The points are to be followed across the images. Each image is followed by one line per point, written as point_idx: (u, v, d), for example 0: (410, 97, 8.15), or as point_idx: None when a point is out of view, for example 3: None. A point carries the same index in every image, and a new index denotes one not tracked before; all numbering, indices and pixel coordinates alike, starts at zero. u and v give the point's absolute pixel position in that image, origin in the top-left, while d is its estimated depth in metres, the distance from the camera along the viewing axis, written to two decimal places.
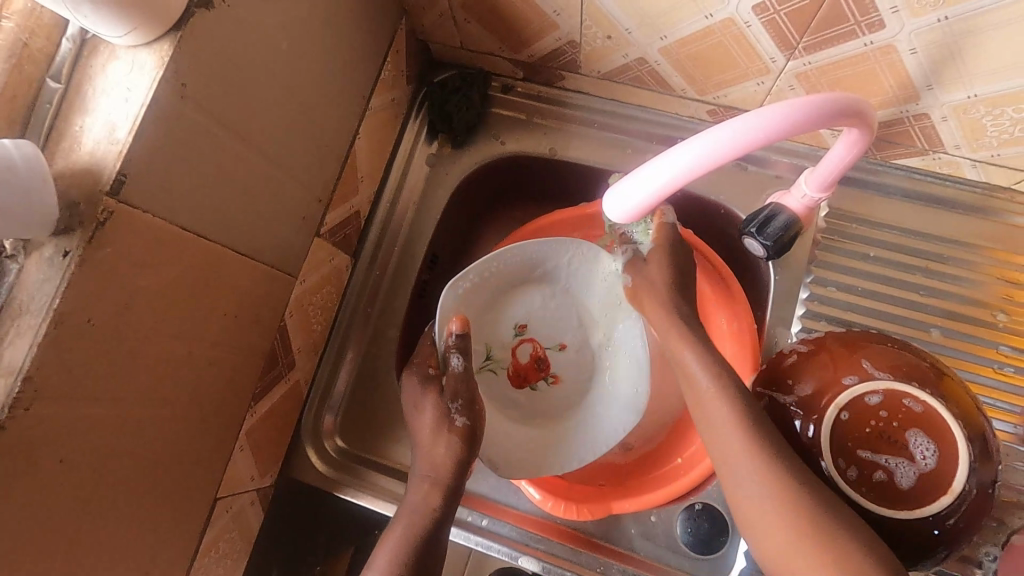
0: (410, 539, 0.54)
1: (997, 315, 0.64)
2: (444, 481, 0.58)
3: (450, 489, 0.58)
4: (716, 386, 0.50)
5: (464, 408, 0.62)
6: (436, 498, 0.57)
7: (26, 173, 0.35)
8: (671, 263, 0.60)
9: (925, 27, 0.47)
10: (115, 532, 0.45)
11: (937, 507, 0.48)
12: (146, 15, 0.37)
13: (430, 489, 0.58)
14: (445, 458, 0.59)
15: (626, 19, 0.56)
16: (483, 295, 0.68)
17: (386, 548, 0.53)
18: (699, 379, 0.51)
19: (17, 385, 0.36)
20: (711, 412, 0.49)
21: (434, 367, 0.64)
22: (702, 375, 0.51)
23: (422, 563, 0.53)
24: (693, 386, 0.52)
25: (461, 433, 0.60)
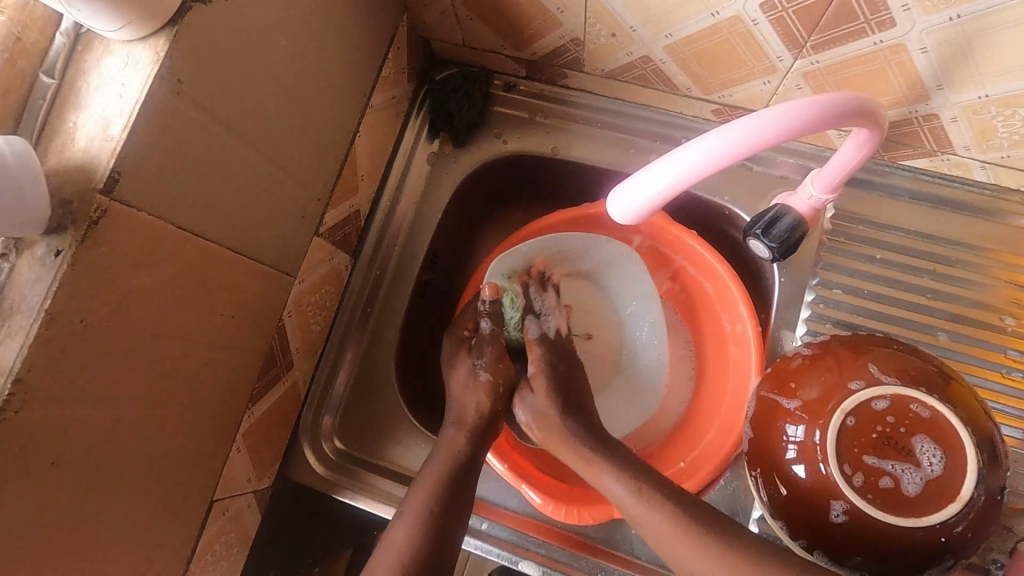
0: (441, 474, 0.56)
1: (1005, 319, 0.63)
2: (468, 428, 0.61)
3: (479, 433, 0.60)
4: (640, 501, 0.53)
5: (490, 366, 0.64)
6: (461, 439, 0.59)
7: (16, 169, 0.34)
8: (563, 394, 0.62)
9: (937, 26, 0.46)
10: (109, 536, 0.44)
11: (945, 514, 0.47)
12: (140, 9, 0.36)
13: (456, 434, 0.60)
14: (470, 407, 0.62)
15: (631, 17, 0.55)
16: (522, 273, 0.70)
17: (421, 484, 0.56)
18: (620, 496, 0.54)
19: (8, 387, 0.36)
20: (649, 527, 0.52)
21: (469, 329, 0.67)
22: (621, 491, 0.54)
23: (455, 496, 0.55)
24: (617, 502, 0.55)
25: (492, 388, 0.63)
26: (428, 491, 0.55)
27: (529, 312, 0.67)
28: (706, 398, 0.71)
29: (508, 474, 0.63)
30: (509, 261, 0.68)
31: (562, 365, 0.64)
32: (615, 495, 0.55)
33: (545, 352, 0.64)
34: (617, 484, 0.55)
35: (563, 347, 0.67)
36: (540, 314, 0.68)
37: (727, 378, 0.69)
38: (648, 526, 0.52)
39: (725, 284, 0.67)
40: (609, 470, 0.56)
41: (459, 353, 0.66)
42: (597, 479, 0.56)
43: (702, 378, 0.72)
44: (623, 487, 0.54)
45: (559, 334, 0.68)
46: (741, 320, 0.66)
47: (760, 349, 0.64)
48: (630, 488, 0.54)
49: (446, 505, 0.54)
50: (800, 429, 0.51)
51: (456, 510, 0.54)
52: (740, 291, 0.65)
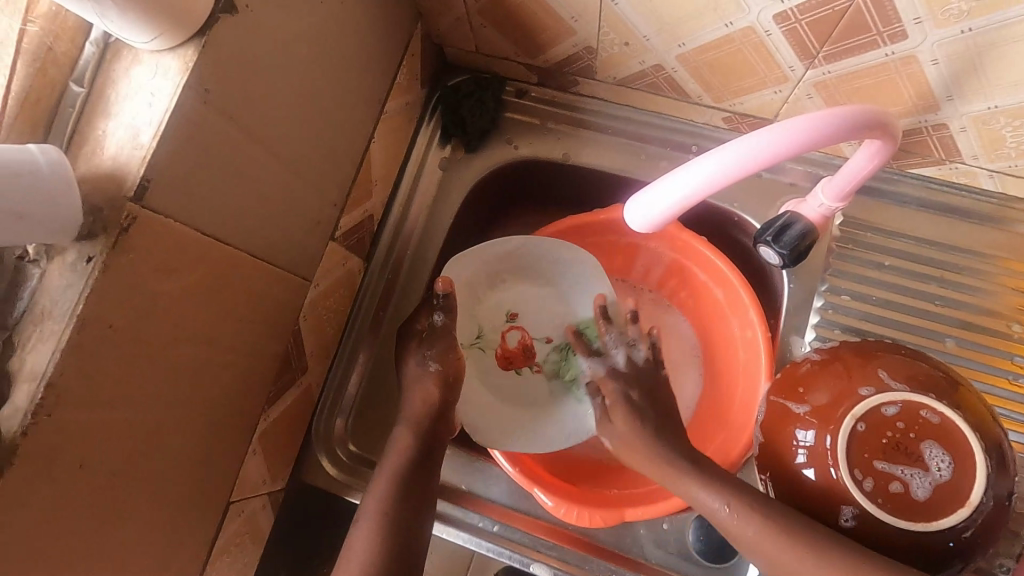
0: (392, 476, 0.58)
1: (1012, 326, 0.63)
2: (421, 426, 0.62)
3: (431, 430, 0.62)
4: (736, 513, 0.55)
5: (439, 360, 0.65)
6: (408, 437, 0.61)
7: (50, 177, 0.35)
8: (646, 417, 0.63)
9: (949, 39, 0.46)
10: (132, 537, 0.45)
11: (953, 519, 0.48)
12: (171, 19, 0.37)
13: (405, 429, 0.62)
14: (427, 399, 0.63)
15: (645, 26, 0.56)
16: (479, 278, 0.72)
17: (377, 486, 0.58)
18: (716, 511, 0.56)
19: (40, 390, 0.36)
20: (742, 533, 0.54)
21: (422, 324, 0.66)
22: (717, 505, 0.56)
23: (410, 497, 0.58)
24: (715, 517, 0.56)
25: (439, 386, 0.64)
26: (384, 491, 0.58)
27: (591, 355, 0.70)
28: (715, 402, 0.72)
29: (519, 477, 0.63)
30: (466, 263, 0.70)
31: (634, 392, 0.65)
32: (711, 509, 0.56)
33: (618, 387, 0.65)
34: (708, 495, 0.57)
35: (640, 376, 0.66)
36: (610, 347, 0.69)
37: (737, 382, 0.69)
38: (741, 537, 0.54)
39: (734, 289, 0.68)
40: (698, 483, 0.58)
41: (410, 345, 0.66)
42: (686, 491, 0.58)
43: (710, 383, 0.73)
44: (718, 498, 0.56)
45: (633, 367, 0.67)
46: (750, 326, 0.67)
47: (769, 354, 0.64)
48: (724, 503, 0.55)
49: (406, 507, 0.57)
50: (809, 434, 0.52)
51: (415, 510, 0.57)
52: (749, 296, 0.66)
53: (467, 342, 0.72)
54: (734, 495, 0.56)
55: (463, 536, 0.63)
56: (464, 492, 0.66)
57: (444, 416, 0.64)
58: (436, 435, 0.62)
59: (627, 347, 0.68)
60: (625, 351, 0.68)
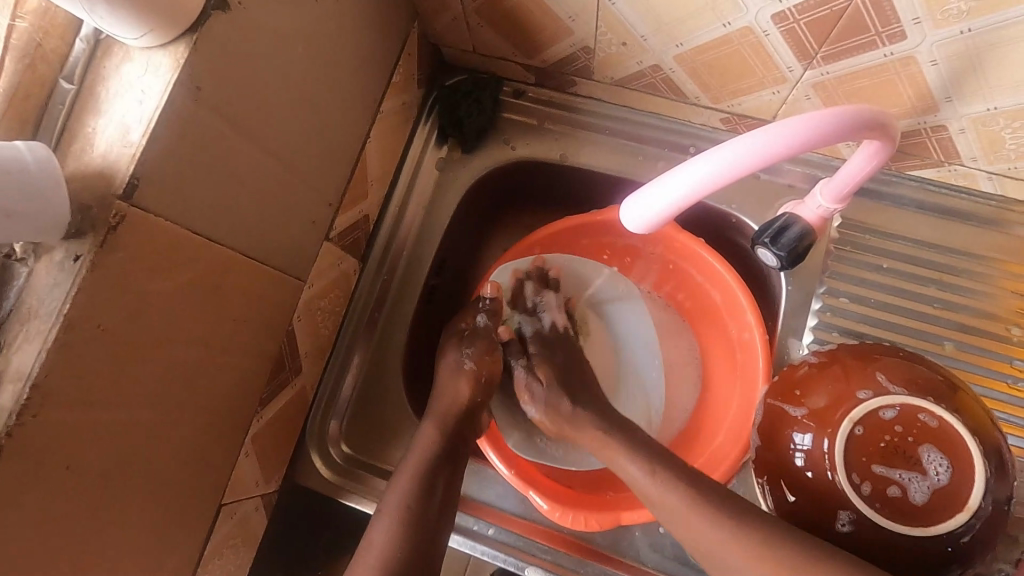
0: (416, 471, 0.57)
1: (1011, 329, 0.63)
2: (448, 422, 0.62)
3: (457, 426, 0.62)
4: (654, 481, 0.55)
5: (478, 356, 0.67)
6: (434, 434, 0.60)
7: (37, 175, 0.34)
8: (558, 377, 0.68)
9: (948, 39, 0.46)
10: (121, 539, 0.44)
11: (952, 524, 0.47)
12: (162, 15, 0.37)
13: (431, 423, 0.61)
14: (461, 394, 0.64)
15: (642, 26, 0.55)
16: (524, 287, 0.74)
17: (400, 480, 0.57)
18: (636, 477, 0.56)
19: (26, 391, 0.36)
20: (663, 507, 0.54)
21: (465, 323, 0.70)
22: (636, 471, 0.56)
23: (433, 491, 0.56)
24: (635, 485, 0.56)
25: (473, 379, 0.66)
26: (409, 484, 0.56)
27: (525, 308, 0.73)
28: (713, 406, 0.71)
29: (514, 480, 0.63)
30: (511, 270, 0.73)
31: (557, 355, 0.70)
32: (631, 476, 0.57)
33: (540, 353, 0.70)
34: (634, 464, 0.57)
35: (558, 343, 0.72)
36: (535, 311, 0.73)
37: (735, 385, 0.69)
38: (660, 506, 0.54)
39: (732, 291, 0.67)
40: (625, 452, 0.58)
41: (450, 341, 0.69)
42: (613, 461, 0.59)
43: (709, 386, 0.73)
44: (641, 468, 0.56)
45: (553, 331, 0.73)
46: (748, 328, 0.66)
47: (767, 356, 0.64)
48: (643, 468, 0.56)
49: (427, 501, 0.55)
50: (807, 437, 0.51)
51: (438, 505, 0.56)
52: (747, 299, 0.65)
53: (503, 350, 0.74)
54: (652, 461, 0.56)
55: (458, 539, 0.63)
56: (459, 494, 0.66)
57: (473, 413, 0.64)
58: (461, 432, 0.62)
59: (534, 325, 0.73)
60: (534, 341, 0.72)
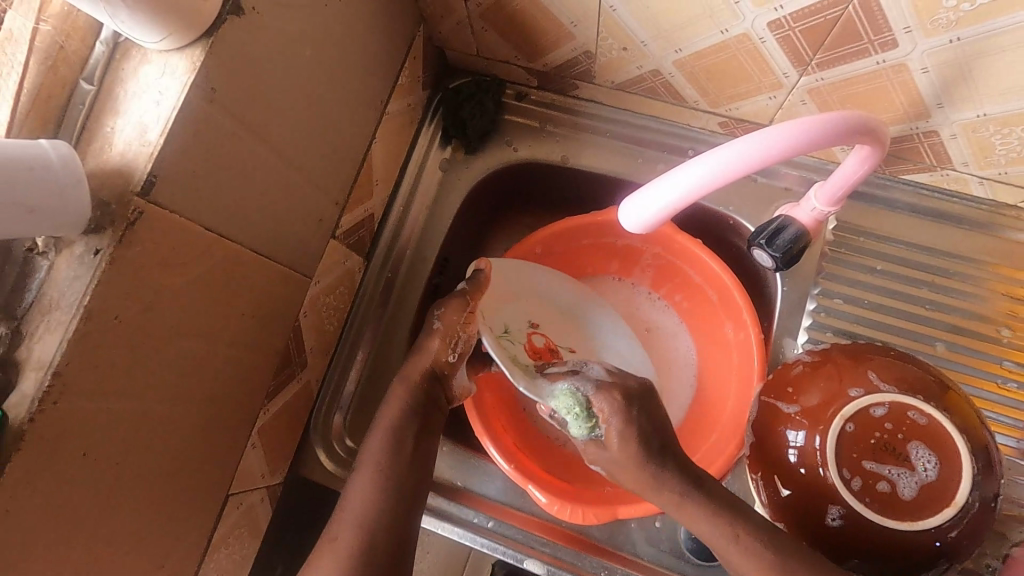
0: (387, 430, 0.59)
1: (1001, 330, 0.64)
2: (414, 381, 0.62)
3: (426, 388, 0.62)
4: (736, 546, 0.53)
5: (445, 323, 0.63)
6: (403, 393, 0.61)
7: (61, 171, 0.36)
8: (641, 436, 0.58)
9: (938, 47, 0.47)
10: (134, 525, 0.46)
11: (940, 519, 0.49)
12: (180, 20, 0.38)
13: (399, 386, 0.62)
14: (428, 355, 0.63)
15: (642, 32, 0.57)
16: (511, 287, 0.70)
17: (373, 436, 0.59)
18: (719, 538, 0.54)
19: (47, 378, 0.37)
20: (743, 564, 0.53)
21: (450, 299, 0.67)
22: (720, 533, 0.54)
23: (404, 450, 0.58)
24: (715, 544, 0.55)
25: (444, 343, 0.63)
26: (383, 443, 0.58)
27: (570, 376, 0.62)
28: (710, 404, 0.73)
29: (514, 474, 0.64)
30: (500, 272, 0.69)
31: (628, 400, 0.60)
32: (711, 536, 0.54)
33: (618, 401, 0.59)
34: (712, 525, 0.55)
35: (637, 390, 0.61)
36: (583, 374, 0.63)
37: (731, 384, 0.70)
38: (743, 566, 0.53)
39: (729, 292, 0.69)
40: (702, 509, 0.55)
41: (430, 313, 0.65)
42: (687, 520, 0.56)
43: (706, 384, 0.74)
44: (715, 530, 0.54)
45: (610, 373, 0.63)
46: (744, 327, 0.67)
47: (762, 355, 0.65)
48: (728, 532, 0.54)
49: (401, 462, 0.57)
50: (800, 435, 0.52)
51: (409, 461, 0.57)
52: (743, 299, 0.66)
53: (496, 333, 0.67)
54: (737, 522, 0.54)
55: (458, 531, 0.64)
56: (460, 488, 0.67)
57: (441, 376, 0.63)
58: (430, 396, 0.62)
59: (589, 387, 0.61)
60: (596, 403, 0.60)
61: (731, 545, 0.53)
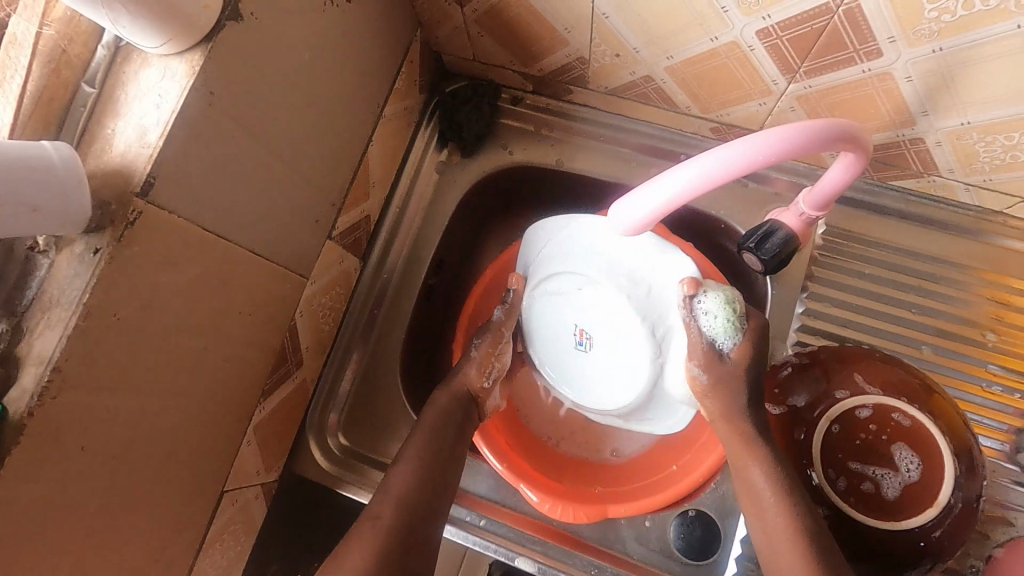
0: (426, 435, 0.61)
1: (986, 335, 0.65)
2: (456, 396, 0.65)
3: (462, 403, 0.65)
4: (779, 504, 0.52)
5: (483, 351, 0.67)
6: (445, 402, 0.64)
7: (62, 171, 0.37)
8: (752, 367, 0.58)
9: (922, 57, 0.49)
10: (131, 520, 0.47)
11: (923, 519, 0.50)
12: (180, 26, 0.39)
13: (442, 395, 0.65)
14: (471, 375, 0.66)
15: (635, 39, 0.58)
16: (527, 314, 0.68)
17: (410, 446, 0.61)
18: (763, 491, 0.53)
19: (47, 373, 0.38)
20: (772, 526, 0.52)
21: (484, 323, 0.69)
22: (766, 487, 0.53)
23: (442, 457, 0.60)
24: (757, 497, 0.54)
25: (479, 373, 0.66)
26: (421, 450, 0.60)
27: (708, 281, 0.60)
28: None
29: (506, 473, 0.65)
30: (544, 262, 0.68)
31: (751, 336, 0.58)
32: (757, 488, 0.54)
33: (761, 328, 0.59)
34: (764, 480, 0.54)
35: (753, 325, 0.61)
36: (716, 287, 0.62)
37: None
38: (776, 524, 0.52)
39: None
40: (761, 463, 0.54)
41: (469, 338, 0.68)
42: (745, 462, 0.55)
43: None
44: (769, 482, 0.53)
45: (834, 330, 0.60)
46: None
47: None
48: (772, 485, 0.53)
49: (438, 470, 0.60)
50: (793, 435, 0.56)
51: (444, 467, 0.60)
52: None
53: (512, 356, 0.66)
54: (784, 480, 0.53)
55: (451, 530, 0.65)
56: None
57: (476, 399, 0.66)
58: (466, 413, 0.65)
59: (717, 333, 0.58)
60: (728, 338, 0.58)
61: (775, 502, 0.52)
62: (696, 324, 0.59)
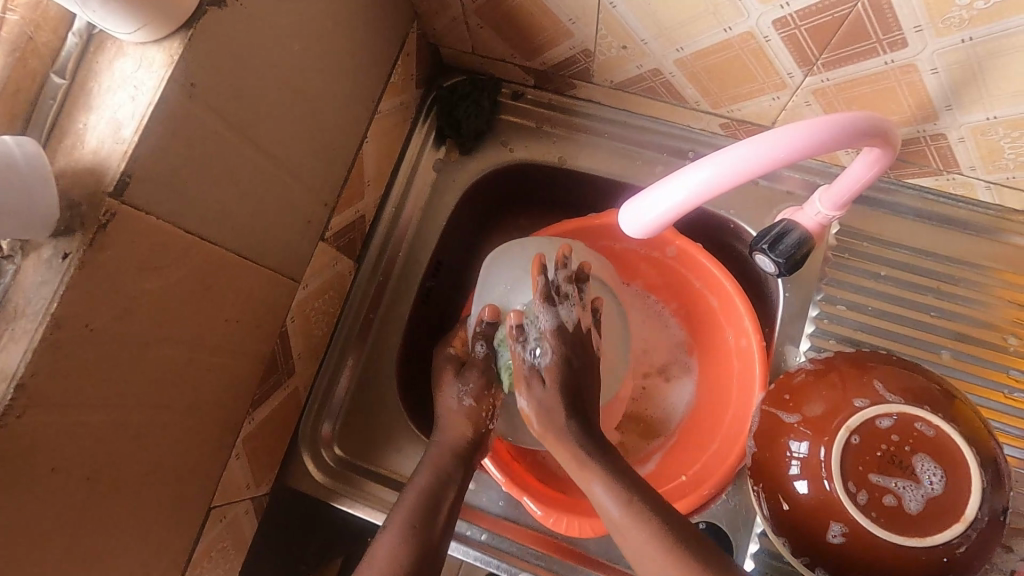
0: (423, 493, 0.55)
1: (1008, 339, 0.63)
2: (457, 454, 0.59)
3: (464, 459, 0.59)
4: (627, 514, 0.51)
5: (475, 396, 0.62)
6: (445, 461, 0.58)
7: (25, 170, 0.34)
8: (567, 386, 0.58)
9: (949, 47, 0.46)
10: (108, 544, 0.44)
11: (949, 535, 0.46)
12: (157, 11, 0.36)
13: (457, 424, 0.61)
14: (462, 424, 0.61)
15: (642, 30, 0.55)
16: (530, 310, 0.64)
17: (404, 501, 0.55)
18: (608, 507, 0.52)
19: (10, 390, 0.35)
20: (630, 536, 0.50)
21: (458, 348, 0.66)
22: (608, 501, 0.52)
23: (436, 520, 0.53)
24: (604, 513, 0.52)
25: (475, 419, 0.61)
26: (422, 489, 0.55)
27: (544, 302, 0.60)
28: (710, 411, 0.71)
29: (508, 485, 0.63)
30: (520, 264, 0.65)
31: (576, 361, 0.60)
32: (601, 503, 0.52)
33: (561, 345, 0.60)
34: (607, 499, 0.52)
35: (581, 341, 0.61)
36: (562, 306, 0.61)
37: (731, 392, 0.68)
38: (627, 537, 0.50)
39: (731, 299, 0.67)
40: (599, 476, 0.53)
41: (447, 372, 0.64)
42: (586, 485, 0.54)
43: (707, 394, 0.72)
44: (615, 498, 0.52)
45: (787, 268, 0.58)
46: (746, 335, 0.66)
47: (764, 363, 0.63)
48: (619, 501, 0.51)
49: (439, 504, 0.55)
50: (803, 445, 0.51)
51: (440, 527, 0.53)
52: (745, 306, 0.65)
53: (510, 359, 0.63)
54: (630, 491, 0.52)
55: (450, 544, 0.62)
56: None
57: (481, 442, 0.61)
58: (467, 466, 0.59)
59: (567, 270, 0.61)
60: (571, 309, 0.61)
61: (620, 515, 0.51)
62: (517, 329, 0.60)
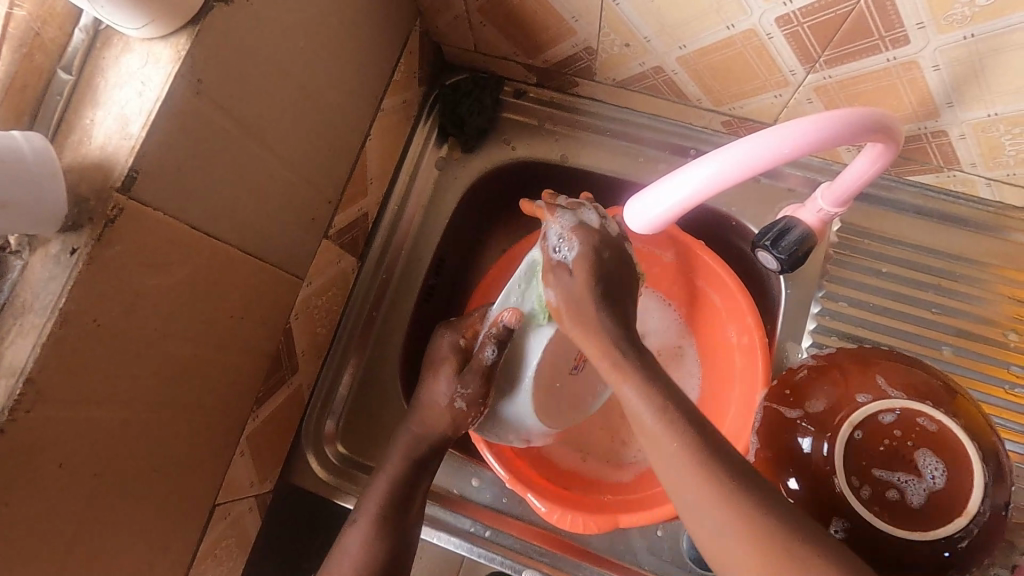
0: (394, 483, 0.57)
1: (1008, 335, 0.63)
2: (430, 441, 0.59)
3: (435, 446, 0.60)
4: (662, 422, 0.43)
5: (468, 399, 0.59)
6: (417, 448, 0.59)
7: (35, 165, 0.34)
8: (595, 272, 0.49)
9: (952, 44, 0.46)
10: (113, 540, 0.44)
11: (951, 529, 0.46)
12: (165, 7, 0.36)
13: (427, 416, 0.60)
14: (438, 419, 0.60)
15: (645, 27, 0.55)
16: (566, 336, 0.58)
17: (377, 483, 0.58)
18: (640, 413, 0.44)
19: (19, 385, 0.35)
20: (665, 450, 0.43)
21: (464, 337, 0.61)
22: (644, 407, 0.44)
23: (407, 509, 0.57)
24: (636, 422, 0.45)
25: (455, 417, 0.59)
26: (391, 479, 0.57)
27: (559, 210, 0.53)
28: (712, 409, 0.71)
29: (512, 483, 0.62)
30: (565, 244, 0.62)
31: (608, 253, 0.50)
32: (634, 411, 0.45)
33: (588, 236, 0.50)
34: (640, 401, 0.45)
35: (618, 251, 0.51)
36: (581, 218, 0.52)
37: (733, 390, 0.69)
38: (664, 448, 0.43)
39: (734, 297, 0.67)
40: (636, 387, 0.45)
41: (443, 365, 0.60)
42: (618, 389, 0.46)
43: (708, 392, 0.73)
44: (646, 401, 0.44)
45: (789, 266, 0.59)
46: (748, 331, 0.66)
47: (766, 360, 0.64)
48: (653, 408, 0.44)
49: (407, 491, 0.57)
50: (807, 442, 0.50)
51: (410, 518, 0.57)
52: (747, 301, 0.65)
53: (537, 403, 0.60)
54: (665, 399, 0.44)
55: (455, 541, 0.63)
56: (455, 496, 0.65)
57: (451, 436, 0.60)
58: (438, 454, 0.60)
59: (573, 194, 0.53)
60: (597, 210, 0.53)
61: (655, 425, 0.44)
62: (542, 229, 0.53)
